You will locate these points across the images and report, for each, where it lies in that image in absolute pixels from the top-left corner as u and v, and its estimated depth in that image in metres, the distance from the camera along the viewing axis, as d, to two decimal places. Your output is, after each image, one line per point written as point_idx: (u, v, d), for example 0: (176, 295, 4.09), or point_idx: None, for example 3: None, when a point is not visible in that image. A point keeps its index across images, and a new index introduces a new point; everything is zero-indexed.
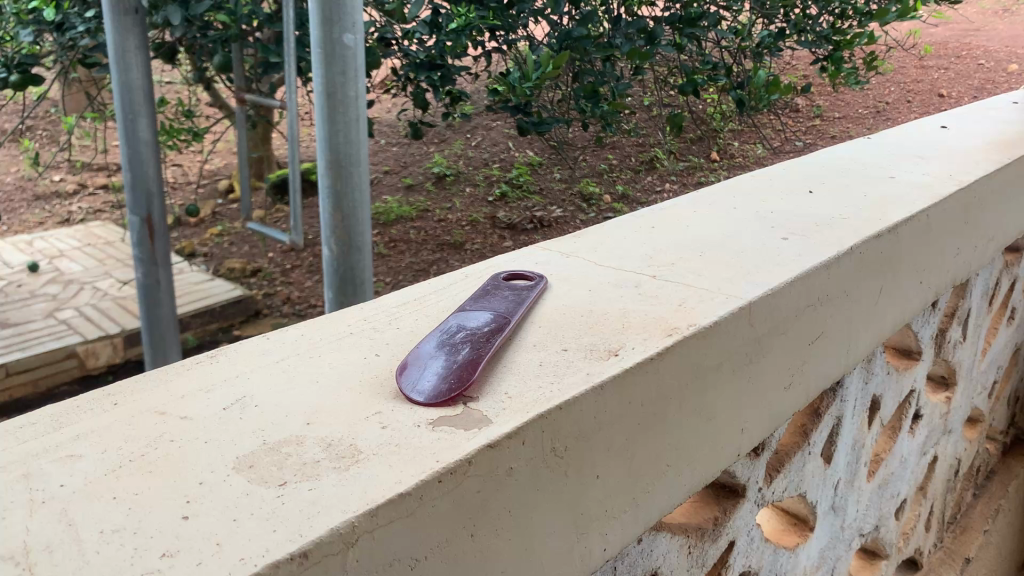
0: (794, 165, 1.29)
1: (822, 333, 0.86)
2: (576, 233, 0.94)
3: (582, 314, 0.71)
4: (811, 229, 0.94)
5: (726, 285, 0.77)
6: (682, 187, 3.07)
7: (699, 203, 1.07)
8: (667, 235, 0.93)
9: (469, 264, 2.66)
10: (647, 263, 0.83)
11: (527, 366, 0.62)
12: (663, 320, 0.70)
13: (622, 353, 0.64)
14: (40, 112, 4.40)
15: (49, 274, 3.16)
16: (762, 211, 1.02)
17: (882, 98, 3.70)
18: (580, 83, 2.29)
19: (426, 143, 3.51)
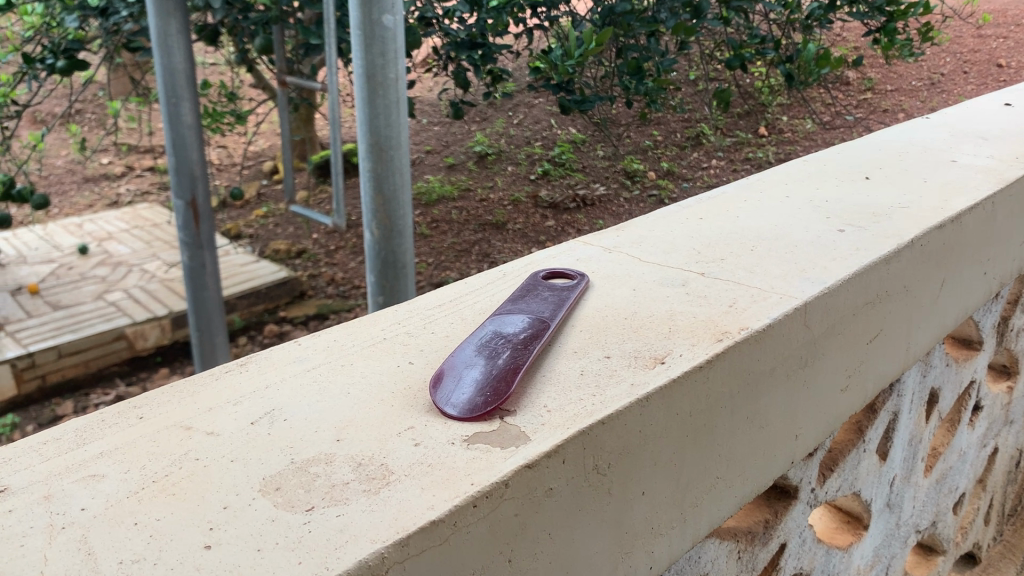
0: (848, 148, 1.23)
1: (882, 331, 0.82)
2: (619, 225, 0.90)
3: (626, 318, 0.68)
4: (869, 220, 0.89)
5: (779, 283, 0.73)
6: (728, 163, 3.00)
7: (750, 190, 1.02)
8: (716, 227, 0.89)
9: (510, 245, 2.63)
10: (696, 259, 0.79)
11: (565, 375, 0.59)
12: (713, 324, 0.66)
13: (669, 360, 0.60)
14: (88, 96, 4.45)
15: (99, 257, 3.20)
16: (816, 200, 0.97)
17: (937, 70, 3.58)
18: (623, 59, 2.23)
19: (467, 122, 3.48)
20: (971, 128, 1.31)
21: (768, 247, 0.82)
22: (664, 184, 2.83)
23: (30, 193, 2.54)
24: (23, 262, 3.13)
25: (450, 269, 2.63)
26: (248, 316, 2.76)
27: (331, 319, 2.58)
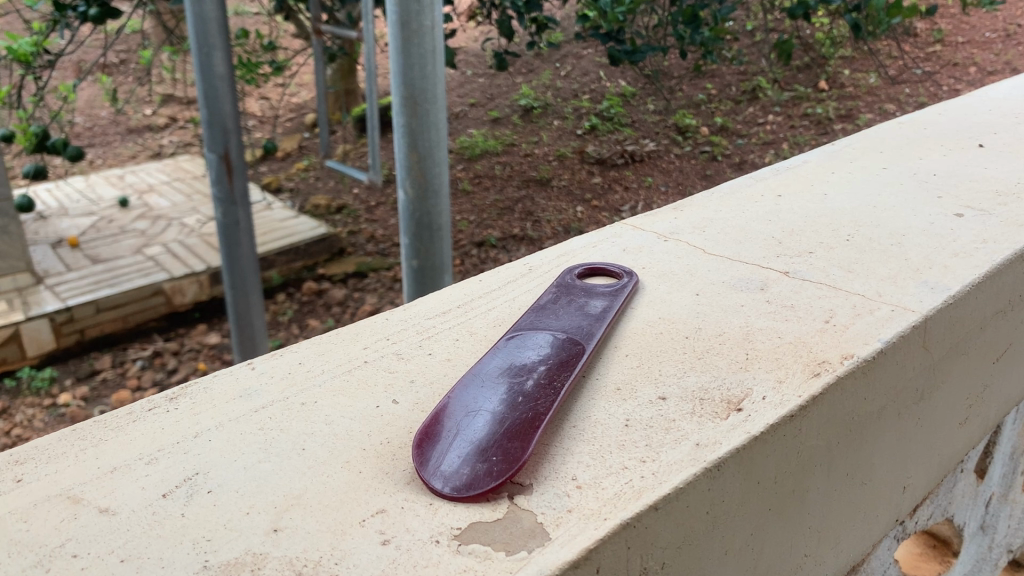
0: (950, 106, 1.03)
1: (1013, 346, 0.64)
2: (677, 203, 0.74)
3: (684, 337, 0.52)
4: (996, 199, 0.71)
5: (891, 289, 0.56)
6: (787, 119, 2.77)
7: (836, 158, 0.84)
8: (800, 207, 0.71)
9: (556, 204, 2.45)
10: (775, 252, 0.63)
11: (603, 423, 0.43)
12: (808, 349, 0.49)
13: (748, 406, 0.44)
14: (132, 46, 4.34)
15: (139, 210, 3.09)
16: (919, 173, 0.79)
17: (1014, 20, 3.29)
18: (678, 6, 2.04)
19: (513, 74, 3.29)
20: None
21: (870, 237, 0.65)
22: (716, 140, 2.65)
23: (65, 146, 2.42)
24: (63, 215, 3.02)
25: (493, 228, 2.44)
26: (288, 272, 2.52)
27: (369, 278, 2.43)
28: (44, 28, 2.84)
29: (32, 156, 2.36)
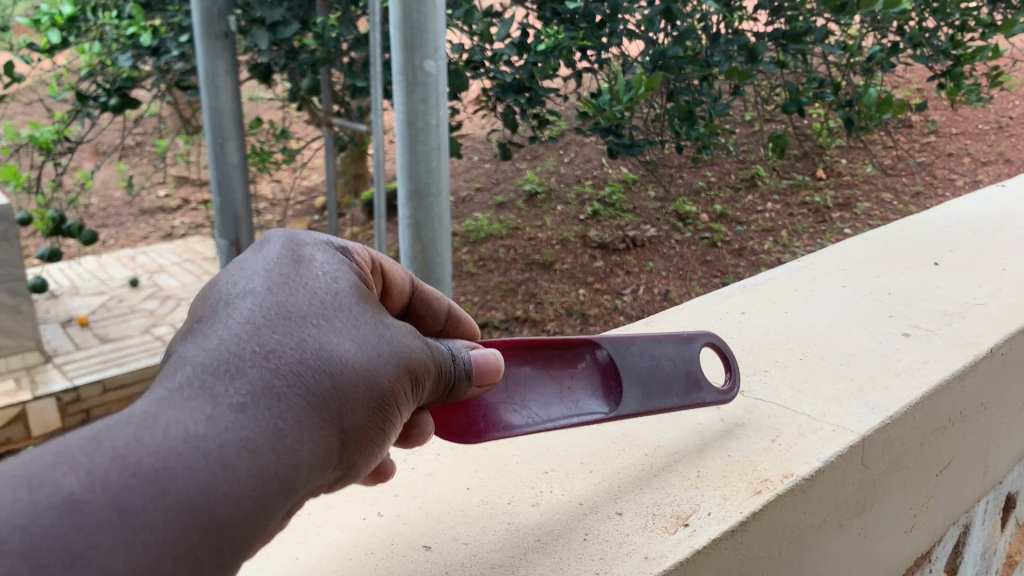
0: (886, 246, 1.23)
1: (958, 459, 0.86)
2: (641, 354, 0.94)
3: (644, 479, 0.72)
4: (939, 322, 0.95)
5: (805, 438, 0.74)
6: (785, 206, 2.90)
7: (776, 313, 1.04)
8: (740, 366, 0.91)
9: (559, 287, 2.53)
10: (716, 408, 0.82)
11: (670, 488, 0.70)
12: (740, 484, 0.68)
13: (768, 484, 0.67)
14: (148, 131, 4.47)
15: (149, 289, 3.16)
16: (845, 327, 0.98)
17: (1003, 115, 3.48)
18: (675, 100, 2.40)
19: (518, 161, 3.41)
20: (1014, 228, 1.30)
21: (793, 395, 0.84)
22: (718, 225, 2.75)
23: (79, 230, 2.51)
24: (73, 295, 3.09)
25: (496, 308, 2.52)
26: None
27: None
28: (67, 117, 3.01)
29: (49, 239, 2.45)
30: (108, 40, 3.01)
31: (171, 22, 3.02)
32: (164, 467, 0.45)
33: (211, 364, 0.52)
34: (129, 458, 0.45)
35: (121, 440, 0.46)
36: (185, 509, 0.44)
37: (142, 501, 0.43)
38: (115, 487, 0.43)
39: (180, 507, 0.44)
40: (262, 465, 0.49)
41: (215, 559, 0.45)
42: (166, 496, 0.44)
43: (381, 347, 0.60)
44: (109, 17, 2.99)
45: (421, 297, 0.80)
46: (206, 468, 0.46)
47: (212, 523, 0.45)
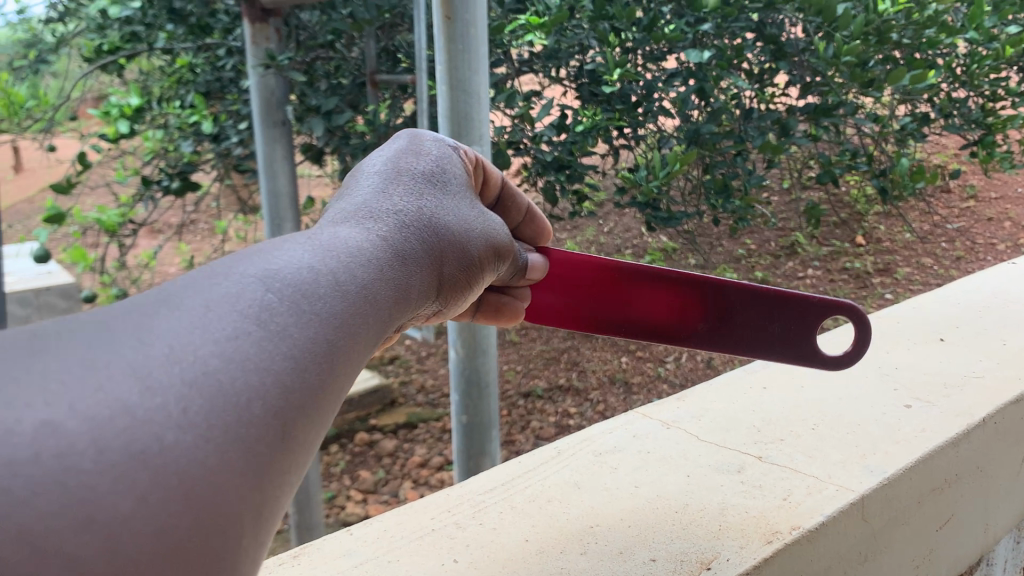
0: (883, 350, 1.56)
1: (954, 513, 1.22)
2: (678, 431, 1.28)
3: (682, 523, 1.04)
4: (932, 395, 1.34)
5: (798, 500, 1.06)
6: None
7: (778, 395, 1.38)
8: (748, 440, 1.24)
9: None
10: (734, 474, 1.15)
11: (695, 539, 1.00)
12: (749, 532, 1.00)
13: (778, 535, 0.98)
14: (204, 210, 4.73)
15: None
16: (834, 413, 1.30)
17: None
18: (710, 174, 2.96)
19: (558, 233, 3.60)
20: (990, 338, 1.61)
21: (787, 464, 1.16)
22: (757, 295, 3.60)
23: None
24: None
25: None
26: None
27: None
28: (131, 200, 3.25)
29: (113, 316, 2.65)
30: (166, 128, 3.28)
31: (230, 111, 3.26)
32: (291, 344, 0.65)
33: (297, 280, 0.70)
34: (170, 439, 0.54)
35: (241, 343, 0.62)
36: (248, 420, 0.59)
37: (306, 339, 0.66)
38: (315, 296, 0.70)
39: (263, 418, 0.60)
40: (406, 267, 0.85)
41: (275, 467, 0.61)
42: (194, 469, 0.55)
43: (473, 216, 1.04)
44: (173, 107, 3.24)
45: (509, 190, 1.31)
46: (268, 397, 0.61)
47: (296, 424, 0.63)
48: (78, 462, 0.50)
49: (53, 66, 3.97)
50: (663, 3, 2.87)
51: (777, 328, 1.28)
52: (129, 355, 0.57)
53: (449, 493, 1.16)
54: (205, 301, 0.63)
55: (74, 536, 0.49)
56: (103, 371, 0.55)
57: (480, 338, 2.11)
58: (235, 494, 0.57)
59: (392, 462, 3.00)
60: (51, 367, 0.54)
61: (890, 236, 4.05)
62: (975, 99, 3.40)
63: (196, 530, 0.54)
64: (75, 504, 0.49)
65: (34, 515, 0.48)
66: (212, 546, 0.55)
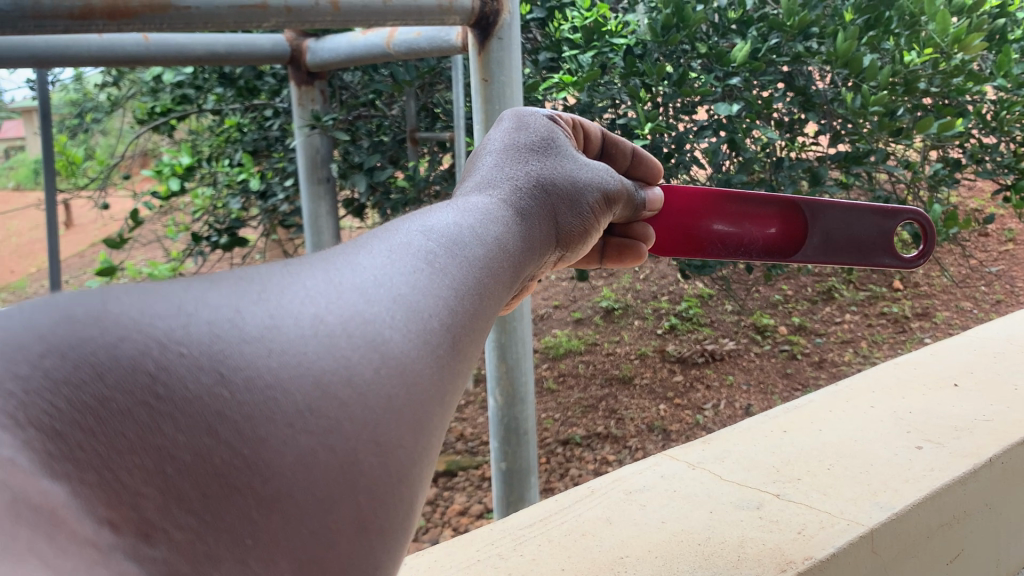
0: (884, 409, 1.74)
1: (964, 546, 1.44)
2: (695, 473, 1.49)
3: (708, 551, 1.24)
4: (943, 438, 1.56)
5: (815, 535, 1.24)
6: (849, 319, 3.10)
7: (783, 445, 1.59)
8: (756, 480, 1.44)
9: None
10: (752, 508, 1.35)
11: (717, 568, 1.19)
12: (774, 562, 1.18)
13: (793, 565, 1.16)
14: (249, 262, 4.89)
15: None
16: (834, 463, 1.50)
17: None
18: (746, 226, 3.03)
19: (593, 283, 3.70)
20: (984, 399, 1.76)
21: (796, 501, 1.36)
22: (795, 340, 3.67)
23: None
24: None
25: None
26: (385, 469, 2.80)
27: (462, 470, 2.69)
28: (182, 255, 3.39)
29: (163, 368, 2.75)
30: (216, 185, 3.43)
31: (277, 168, 3.37)
32: (454, 279, 0.73)
33: (447, 236, 0.78)
34: (374, 335, 0.63)
35: (417, 276, 0.71)
36: (430, 332, 0.67)
37: (466, 277, 0.75)
38: (465, 246, 0.78)
39: (441, 333, 0.68)
40: (529, 232, 0.94)
41: (457, 369, 0.68)
42: (392, 363, 0.62)
43: (584, 182, 1.12)
44: (223, 166, 3.38)
45: (610, 139, 1.35)
46: (443, 314, 0.69)
47: (466, 336, 0.70)
48: (305, 345, 0.59)
49: (103, 126, 4.12)
50: (693, 59, 2.97)
51: (863, 232, 1.45)
52: (336, 277, 0.66)
53: (490, 529, 1.34)
54: (386, 248, 0.73)
55: (311, 398, 0.57)
56: (315, 286, 0.64)
57: (518, 386, 2.18)
58: (425, 383, 0.64)
59: (432, 509, 3.04)
60: (280, 282, 0.63)
61: (928, 280, 4.14)
62: (1008, 144, 3.42)
63: (393, 408, 0.60)
64: (312, 373, 0.58)
65: (284, 378, 0.56)
66: (409, 420, 0.61)
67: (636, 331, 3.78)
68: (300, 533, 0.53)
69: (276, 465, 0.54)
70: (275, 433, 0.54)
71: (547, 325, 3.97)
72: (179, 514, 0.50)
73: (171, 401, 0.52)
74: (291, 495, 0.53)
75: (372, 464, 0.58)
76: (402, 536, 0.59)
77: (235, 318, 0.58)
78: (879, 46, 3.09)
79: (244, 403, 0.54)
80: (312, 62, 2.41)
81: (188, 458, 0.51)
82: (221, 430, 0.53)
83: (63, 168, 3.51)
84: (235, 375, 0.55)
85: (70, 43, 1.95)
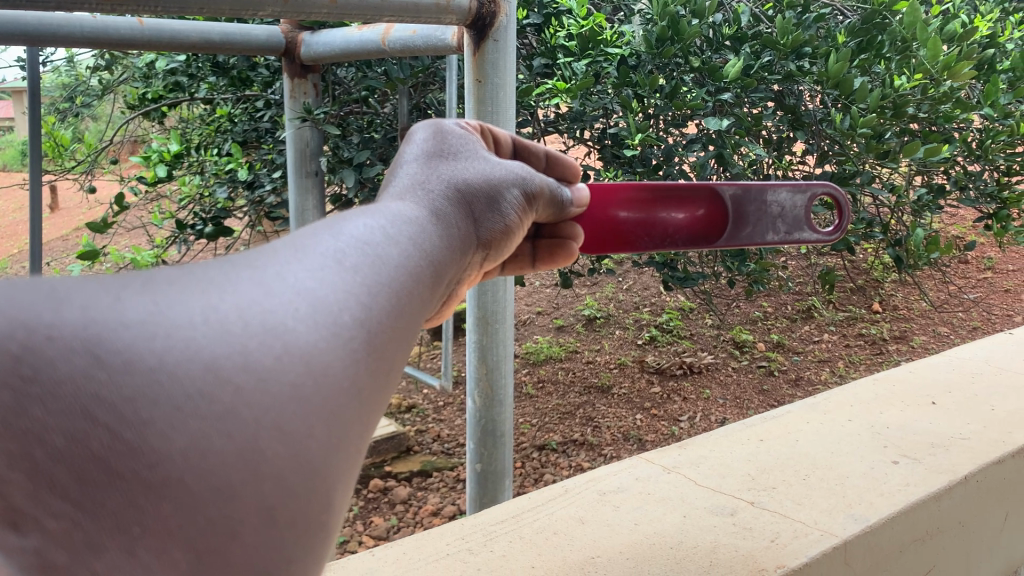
0: (863, 422, 1.79)
1: (936, 563, 1.46)
2: (668, 480, 1.55)
3: (673, 558, 1.29)
4: (920, 454, 1.61)
5: (790, 551, 1.27)
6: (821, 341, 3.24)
7: (755, 461, 1.61)
8: (724, 491, 1.50)
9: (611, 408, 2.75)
10: (731, 521, 1.39)
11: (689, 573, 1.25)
12: (753, 564, 1.24)
13: (766, 572, 1.22)
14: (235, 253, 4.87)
15: None
16: (812, 476, 1.54)
17: None
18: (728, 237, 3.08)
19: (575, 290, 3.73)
20: (957, 417, 1.80)
21: (763, 519, 1.39)
22: (772, 357, 3.69)
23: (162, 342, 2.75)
24: None
25: None
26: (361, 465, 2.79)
27: None
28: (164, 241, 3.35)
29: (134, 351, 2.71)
30: (202, 173, 3.41)
31: (265, 160, 3.36)
32: (368, 273, 0.67)
33: (357, 238, 0.70)
34: (273, 324, 0.58)
35: (327, 271, 0.65)
36: (341, 325, 0.62)
37: (381, 275, 0.68)
38: (379, 245, 0.71)
39: (354, 326, 0.63)
40: (452, 241, 0.87)
41: (376, 358, 0.64)
42: (297, 353, 0.58)
43: (511, 189, 1.05)
44: (211, 155, 3.36)
45: (523, 145, 1.30)
46: (355, 307, 0.64)
47: (384, 325, 0.66)
48: (193, 330, 0.55)
49: (93, 110, 4.10)
50: (685, 73, 2.97)
51: (779, 206, 1.42)
52: (232, 274, 0.61)
53: (464, 523, 1.41)
54: (292, 245, 0.67)
55: (202, 382, 0.54)
56: (208, 279, 0.60)
57: (497, 389, 2.18)
58: (336, 373, 0.60)
59: (405, 509, 3.03)
60: (173, 274, 0.60)
61: (906, 303, 4.22)
62: (991, 173, 3.47)
63: (296, 395, 0.57)
64: (202, 358, 0.54)
65: (170, 362, 0.53)
66: (319, 405, 0.58)
67: (616, 340, 3.82)
68: (196, 520, 0.52)
69: (164, 451, 0.51)
70: (161, 416, 0.52)
71: (528, 330, 4.01)
72: (53, 500, 0.50)
73: (41, 383, 0.51)
74: (182, 481, 0.51)
75: (274, 450, 0.55)
76: (314, 525, 0.57)
77: (113, 306, 0.54)
78: (869, 69, 3.14)
79: (123, 385, 0.52)
80: (305, 55, 2.39)
81: (61, 442, 0.50)
82: (97, 413, 0.51)
83: (49, 149, 3.47)
84: (111, 356, 0.52)
85: (62, 23, 1.92)
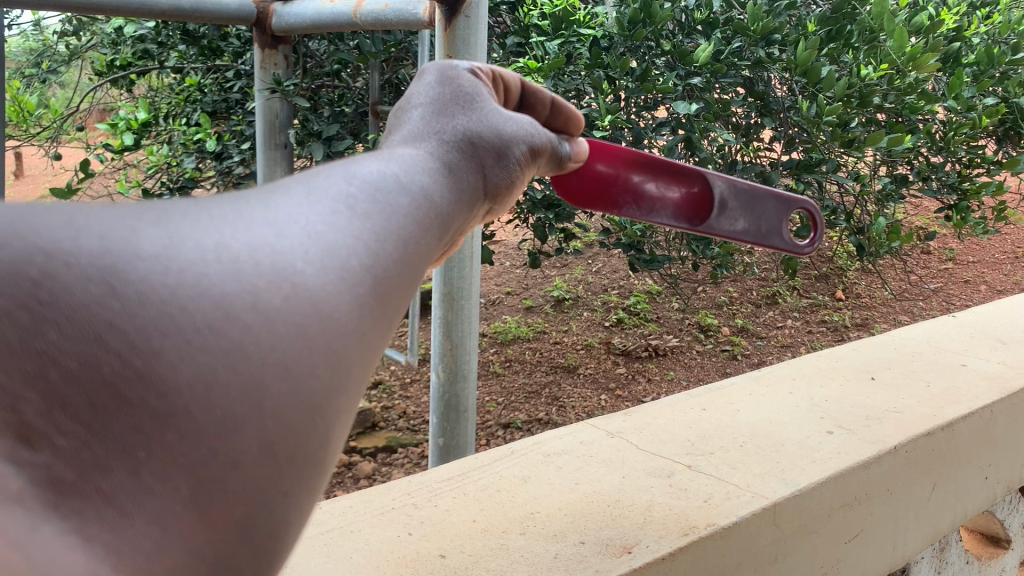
0: (806, 396, 1.84)
1: (864, 529, 1.51)
2: (612, 442, 1.60)
3: (608, 517, 1.33)
4: (855, 425, 1.66)
5: (719, 513, 1.31)
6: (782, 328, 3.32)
7: (696, 429, 1.67)
8: (669, 454, 1.55)
9: None
10: (669, 484, 1.43)
11: (622, 528, 1.29)
12: (684, 524, 1.28)
13: (695, 530, 1.25)
14: None
15: None
16: (756, 443, 1.59)
17: None
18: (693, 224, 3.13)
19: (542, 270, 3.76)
20: (897, 392, 1.86)
21: (696, 480, 1.44)
22: (736, 341, 3.74)
23: None
24: None
25: None
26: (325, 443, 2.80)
27: None
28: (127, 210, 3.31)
29: None
30: (170, 142, 3.38)
31: (234, 131, 3.34)
32: (378, 224, 0.68)
33: (373, 196, 0.70)
34: (284, 266, 0.60)
35: (338, 218, 0.66)
36: (348, 270, 0.63)
37: (389, 223, 0.69)
38: (390, 193, 0.72)
39: (362, 273, 0.64)
40: (457, 196, 0.88)
41: (380, 308, 0.66)
42: (305, 296, 0.60)
43: (519, 141, 1.03)
44: (180, 125, 3.33)
45: (530, 87, 1.23)
46: (363, 254, 0.65)
47: (388, 273, 0.67)
48: (206, 267, 0.56)
49: (60, 77, 4.04)
50: (656, 56, 3.00)
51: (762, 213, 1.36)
52: (245, 212, 0.62)
53: (411, 480, 1.44)
54: (308, 188, 0.68)
55: (212, 317, 0.55)
56: (222, 216, 0.61)
57: (461, 363, 2.20)
58: (341, 319, 0.61)
59: (368, 484, 3.06)
60: (189, 209, 0.61)
61: (870, 292, 4.29)
62: (953, 165, 3.53)
63: (302, 338, 0.59)
64: (213, 294, 0.56)
65: (182, 296, 0.55)
66: (322, 348, 0.60)
67: (584, 322, 3.86)
68: (200, 449, 0.53)
69: (172, 381, 0.53)
70: (171, 347, 0.53)
71: (497, 310, 4.04)
72: (63, 420, 0.51)
73: (56, 307, 0.52)
74: (189, 411, 0.53)
75: (277, 388, 0.57)
76: (316, 461, 0.59)
77: (131, 238, 0.56)
78: (838, 58, 3.17)
79: (135, 315, 0.53)
80: (278, 26, 2.38)
81: (74, 365, 0.52)
82: (110, 339, 0.52)
83: (13, 114, 3.42)
84: (125, 287, 0.53)
85: None
